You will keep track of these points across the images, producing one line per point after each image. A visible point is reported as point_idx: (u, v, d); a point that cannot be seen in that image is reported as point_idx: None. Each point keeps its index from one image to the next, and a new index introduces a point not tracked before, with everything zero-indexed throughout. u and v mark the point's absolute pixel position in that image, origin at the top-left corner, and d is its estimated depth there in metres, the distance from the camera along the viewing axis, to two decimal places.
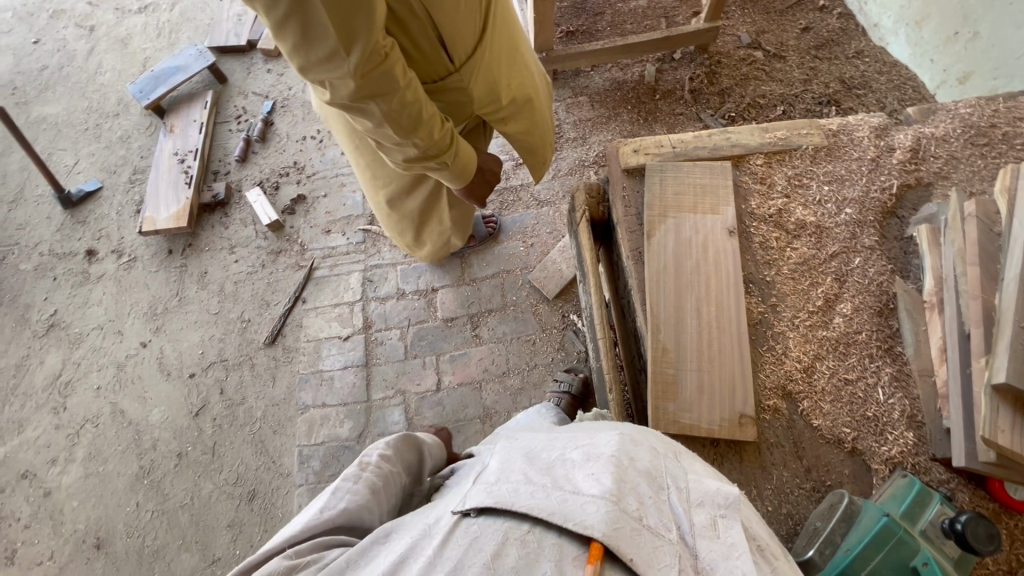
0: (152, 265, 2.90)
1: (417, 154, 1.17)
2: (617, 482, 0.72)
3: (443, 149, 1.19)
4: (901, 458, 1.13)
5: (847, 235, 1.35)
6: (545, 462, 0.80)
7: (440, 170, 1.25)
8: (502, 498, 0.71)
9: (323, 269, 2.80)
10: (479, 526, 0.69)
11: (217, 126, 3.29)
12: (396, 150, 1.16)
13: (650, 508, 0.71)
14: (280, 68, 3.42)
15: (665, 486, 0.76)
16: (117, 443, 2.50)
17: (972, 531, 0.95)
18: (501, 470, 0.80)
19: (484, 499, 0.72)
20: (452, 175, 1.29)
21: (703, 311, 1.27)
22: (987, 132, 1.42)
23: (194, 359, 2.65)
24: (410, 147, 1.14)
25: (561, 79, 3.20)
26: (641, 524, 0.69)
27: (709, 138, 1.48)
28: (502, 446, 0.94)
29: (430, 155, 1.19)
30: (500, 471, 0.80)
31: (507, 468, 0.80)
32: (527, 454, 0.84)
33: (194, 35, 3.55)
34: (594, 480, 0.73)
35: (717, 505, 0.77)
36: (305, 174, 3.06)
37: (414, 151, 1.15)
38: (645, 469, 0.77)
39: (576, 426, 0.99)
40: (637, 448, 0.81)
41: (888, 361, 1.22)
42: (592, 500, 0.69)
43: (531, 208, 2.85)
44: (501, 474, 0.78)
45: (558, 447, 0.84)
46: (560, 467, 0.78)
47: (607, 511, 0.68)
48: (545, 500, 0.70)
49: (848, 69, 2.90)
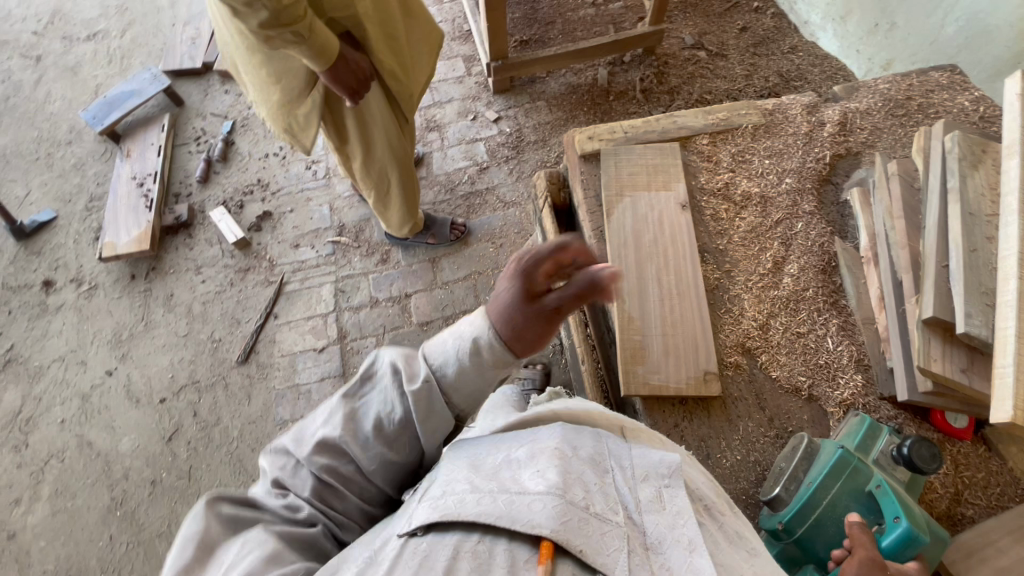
0: (114, 292, 2.83)
1: (269, 18, 1.28)
2: (563, 474, 0.72)
3: (295, 17, 1.31)
4: (852, 399, 1.23)
5: (789, 203, 1.46)
6: (490, 464, 0.77)
7: (300, 43, 1.36)
8: (448, 511, 0.68)
9: (294, 284, 2.79)
10: (427, 545, 0.65)
11: (176, 148, 3.25)
12: (250, 15, 1.28)
13: (597, 494, 0.72)
14: (237, 88, 3.41)
15: (608, 470, 0.78)
16: (86, 475, 2.41)
17: (917, 453, 1.03)
18: (443, 480, 0.76)
19: (429, 515, 0.68)
20: (310, 51, 1.39)
21: (664, 281, 1.34)
22: (904, 104, 1.58)
23: (164, 384, 2.59)
24: (261, 10, 1.26)
25: (518, 86, 3.31)
26: (590, 512, 0.68)
27: (658, 122, 1.57)
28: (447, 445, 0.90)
29: (282, 22, 1.30)
30: (444, 480, 0.75)
31: (451, 477, 0.75)
32: (470, 456, 0.80)
33: (147, 60, 3.53)
34: (539, 476, 0.72)
35: (661, 475, 0.79)
36: (269, 191, 3.06)
37: (264, 14, 1.27)
38: (587, 455, 0.78)
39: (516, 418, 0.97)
40: (580, 436, 0.81)
41: (835, 313, 1.32)
42: (538, 497, 0.68)
43: (498, 210, 2.92)
44: (445, 483, 0.74)
45: (501, 446, 0.82)
46: (505, 469, 0.76)
47: (553, 506, 0.67)
48: (490, 506, 0.68)
49: (785, 63, 3.08)
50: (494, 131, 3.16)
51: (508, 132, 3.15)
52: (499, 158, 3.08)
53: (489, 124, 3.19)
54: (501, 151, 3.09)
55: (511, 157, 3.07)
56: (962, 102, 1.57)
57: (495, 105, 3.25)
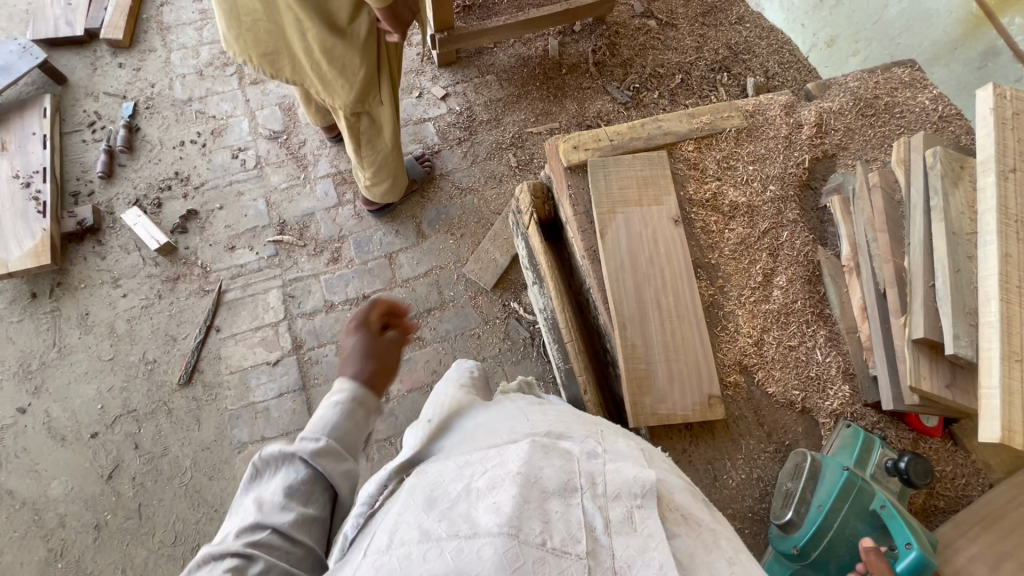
0: (13, 315, 2.45)
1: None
2: (519, 505, 0.67)
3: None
4: (842, 409, 1.29)
5: (774, 212, 1.46)
6: (446, 499, 0.72)
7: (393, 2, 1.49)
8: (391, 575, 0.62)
9: (234, 292, 2.52)
10: None
11: (65, 136, 2.78)
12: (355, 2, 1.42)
13: (555, 525, 0.67)
14: (133, 62, 2.93)
15: (577, 491, 0.73)
16: (12, 529, 2.14)
17: (914, 468, 1.13)
18: (395, 519, 0.71)
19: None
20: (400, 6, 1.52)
21: (663, 304, 1.31)
22: (873, 103, 1.60)
23: (94, 417, 2.30)
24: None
25: (464, 59, 3.09)
26: (546, 549, 0.64)
27: (643, 128, 1.50)
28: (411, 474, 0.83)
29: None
30: (393, 522, 0.71)
31: (401, 519, 0.70)
32: (429, 494, 0.74)
33: (9, 27, 2.96)
34: (494, 510, 0.67)
35: (634, 495, 0.73)
36: (191, 185, 2.70)
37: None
38: (555, 480, 0.73)
39: (484, 416, 0.94)
40: (547, 458, 0.76)
41: (821, 324, 1.36)
42: (487, 540, 0.63)
43: (454, 197, 2.74)
44: (392, 530, 0.69)
45: (465, 475, 0.76)
46: (462, 502, 0.71)
47: (504, 551, 0.62)
48: (439, 560, 0.63)
49: (733, 34, 3.00)
50: (443, 110, 2.94)
51: (458, 110, 2.94)
52: (451, 140, 2.88)
53: (436, 102, 2.96)
54: (452, 132, 2.89)
55: (464, 139, 2.88)
56: (925, 99, 1.61)
57: (441, 79, 3.02)
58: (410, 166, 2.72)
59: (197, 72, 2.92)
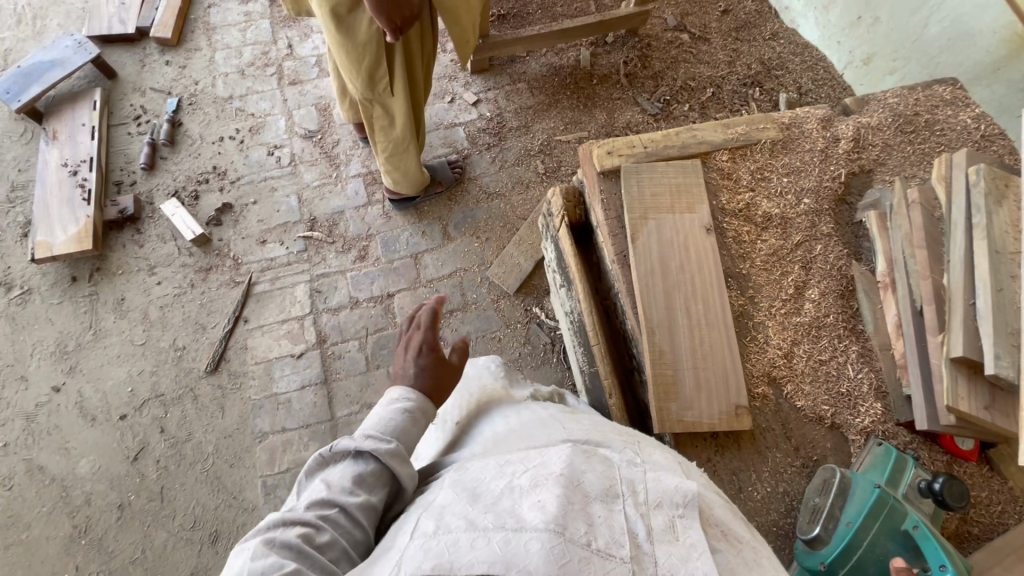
0: (53, 297, 2.54)
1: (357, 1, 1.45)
2: (564, 505, 0.68)
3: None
4: (873, 426, 1.26)
5: (807, 224, 1.45)
6: (491, 497, 0.74)
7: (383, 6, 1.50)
8: (441, 558, 0.64)
9: (263, 284, 2.58)
10: None
11: (112, 128, 2.90)
12: None
13: (599, 528, 0.67)
14: (179, 60, 3.05)
15: (619, 496, 0.73)
16: (40, 503, 2.20)
17: (949, 490, 1.10)
18: (441, 509, 0.75)
19: (420, 563, 0.65)
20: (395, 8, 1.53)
21: (693, 312, 1.31)
22: (912, 120, 1.58)
23: (123, 399, 2.37)
24: None
25: (497, 66, 3.13)
26: (590, 549, 0.65)
27: (677, 136, 1.50)
28: (454, 474, 0.86)
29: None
30: (440, 516, 0.73)
31: (448, 513, 0.73)
32: (473, 492, 0.77)
33: (66, 23, 3.11)
34: (539, 507, 0.68)
35: (675, 504, 0.74)
36: (228, 179, 2.78)
37: None
38: (597, 486, 0.73)
39: (520, 425, 1.00)
40: (588, 464, 0.78)
41: (853, 340, 1.34)
42: (535, 535, 0.64)
43: (481, 201, 2.77)
44: (440, 521, 0.72)
45: (506, 474, 0.78)
46: (506, 498, 0.73)
47: (551, 546, 0.63)
48: (486, 547, 0.64)
49: (766, 50, 2.99)
50: (474, 115, 2.99)
51: (488, 116, 2.98)
52: (480, 145, 2.92)
53: (467, 108, 3.01)
54: (482, 137, 2.93)
55: (493, 144, 2.91)
56: (967, 118, 1.58)
57: (473, 86, 3.07)
58: (440, 169, 2.74)
59: (238, 71, 3.02)
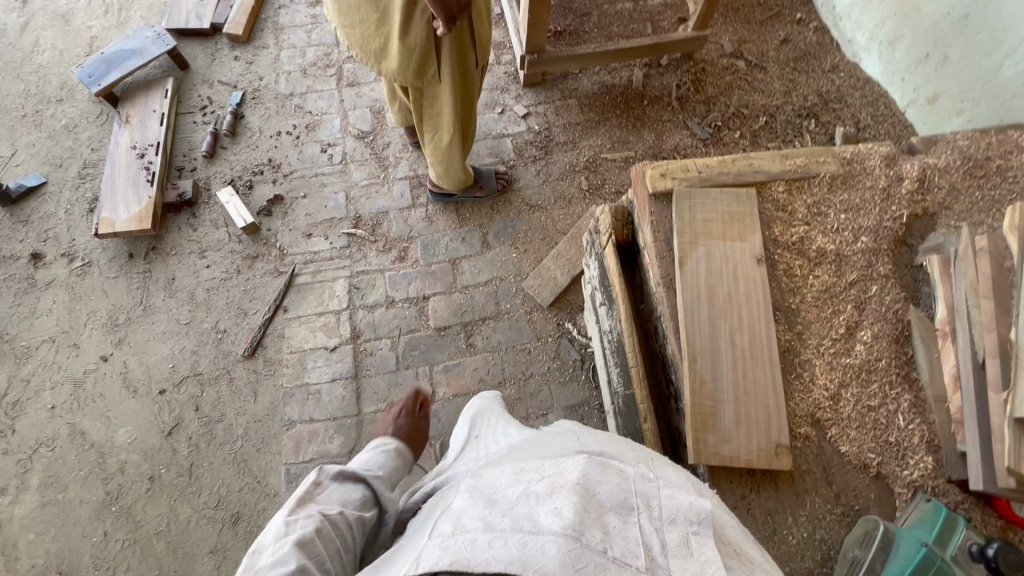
0: (110, 271, 2.67)
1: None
2: (580, 513, 0.67)
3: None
4: (921, 481, 1.20)
5: (864, 264, 1.40)
6: (507, 502, 0.73)
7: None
8: (458, 555, 0.64)
9: (305, 276, 2.65)
10: None
11: (179, 116, 3.05)
12: None
13: (615, 538, 0.66)
14: (247, 56, 3.19)
15: (634, 509, 0.72)
16: (77, 468, 2.30)
17: (1005, 557, 1.03)
18: (459, 512, 0.75)
19: (439, 559, 0.65)
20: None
21: (737, 341, 1.28)
22: (983, 164, 1.52)
23: (164, 374, 2.46)
24: None
25: (549, 81, 3.16)
26: (606, 557, 0.64)
27: (733, 163, 1.48)
28: (470, 478, 0.86)
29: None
30: (459, 517, 0.73)
31: (466, 513, 0.73)
32: (488, 496, 0.76)
33: (147, 15, 3.31)
34: (556, 513, 0.68)
35: (689, 521, 0.72)
36: (281, 172, 2.88)
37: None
38: (612, 497, 0.72)
39: (535, 436, 1.00)
40: (604, 473, 0.76)
41: (906, 388, 1.28)
42: (552, 539, 0.64)
43: (523, 213, 2.79)
44: (458, 521, 0.72)
45: (522, 481, 0.78)
46: (522, 504, 0.72)
47: (568, 551, 0.63)
48: (504, 548, 0.64)
49: (825, 82, 2.94)
50: (522, 127, 3.02)
51: (536, 130, 3.01)
52: (527, 157, 2.94)
53: (517, 120, 3.04)
54: (529, 149, 2.96)
55: (539, 157, 2.93)
56: None
57: (524, 99, 3.11)
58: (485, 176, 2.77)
59: (301, 70, 3.15)
